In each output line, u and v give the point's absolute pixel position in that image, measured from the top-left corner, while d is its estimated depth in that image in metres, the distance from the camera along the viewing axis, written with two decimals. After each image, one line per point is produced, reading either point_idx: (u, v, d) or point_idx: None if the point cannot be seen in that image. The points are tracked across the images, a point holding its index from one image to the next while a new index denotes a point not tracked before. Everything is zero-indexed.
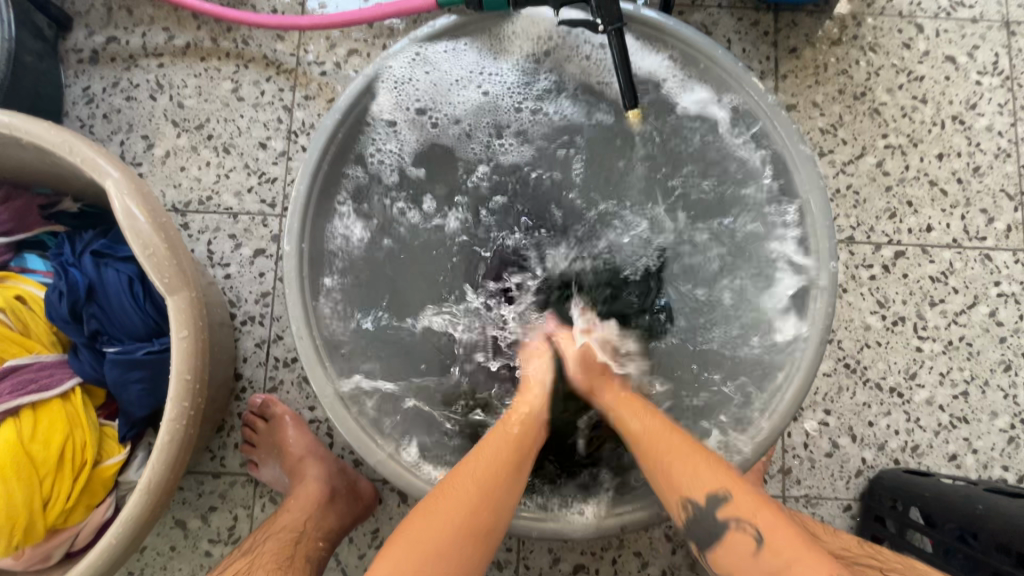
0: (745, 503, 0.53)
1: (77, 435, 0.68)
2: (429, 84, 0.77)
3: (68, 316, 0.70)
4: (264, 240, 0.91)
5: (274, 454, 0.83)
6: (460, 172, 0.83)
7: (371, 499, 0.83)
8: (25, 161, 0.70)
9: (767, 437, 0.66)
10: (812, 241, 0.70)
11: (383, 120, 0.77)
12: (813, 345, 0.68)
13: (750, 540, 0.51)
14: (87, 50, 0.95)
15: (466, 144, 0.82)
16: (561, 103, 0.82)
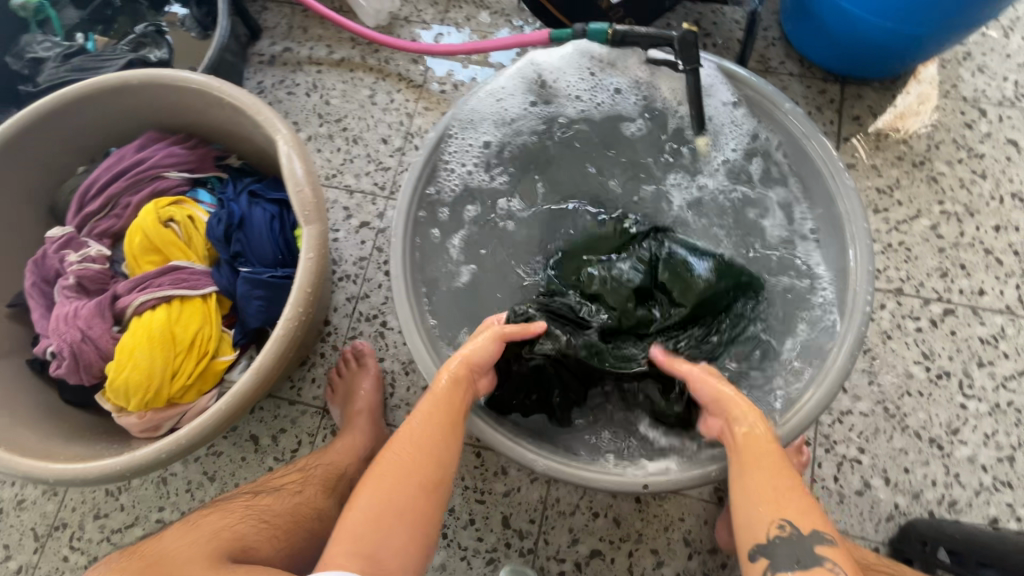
0: (842, 559, 0.57)
1: (206, 329, 0.83)
2: (533, 89, 0.92)
3: (221, 236, 0.87)
4: (370, 215, 1.08)
5: (343, 402, 0.94)
6: (547, 171, 0.94)
7: None
8: (216, 120, 0.92)
9: (811, 412, 0.72)
10: (852, 250, 0.78)
11: (493, 109, 0.90)
12: (842, 359, 0.73)
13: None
14: (268, 54, 1.21)
15: (555, 148, 0.94)
16: (646, 129, 0.94)
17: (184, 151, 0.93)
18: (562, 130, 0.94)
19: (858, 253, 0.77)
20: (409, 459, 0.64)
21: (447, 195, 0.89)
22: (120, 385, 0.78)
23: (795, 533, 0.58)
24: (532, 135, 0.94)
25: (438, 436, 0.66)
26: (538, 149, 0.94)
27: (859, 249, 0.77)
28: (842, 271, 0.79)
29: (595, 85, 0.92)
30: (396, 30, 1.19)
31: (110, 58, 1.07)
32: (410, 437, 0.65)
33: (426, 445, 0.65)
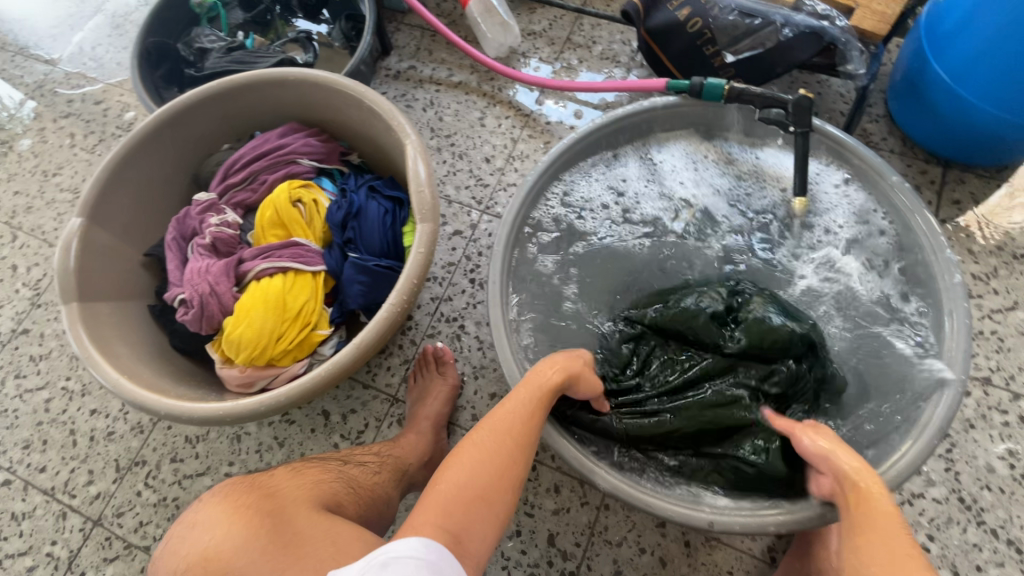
0: None
1: (311, 302, 0.91)
2: (642, 148, 1.02)
3: (339, 222, 0.96)
4: (464, 225, 1.15)
5: (412, 401, 0.99)
6: (644, 220, 1.00)
7: None
8: (351, 121, 1.03)
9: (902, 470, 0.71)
10: (948, 318, 0.79)
11: (603, 156, 1.01)
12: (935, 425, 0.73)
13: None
14: (394, 70, 1.33)
15: (654, 201, 1.01)
16: (752, 206, 0.99)
17: (318, 143, 1.03)
18: (662, 187, 1.02)
19: (954, 323, 0.79)
20: (495, 446, 0.64)
21: (546, 220, 0.97)
22: (233, 338, 0.86)
23: None
24: (641, 201, 1.01)
25: (529, 432, 0.67)
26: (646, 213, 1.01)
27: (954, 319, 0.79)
28: (938, 343, 0.80)
29: (695, 155, 1.02)
30: (513, 63, 1.29)
31: (264, 56, 1.21)
32: (503, 428, 0.66)
33: (513, 437, 0.65)
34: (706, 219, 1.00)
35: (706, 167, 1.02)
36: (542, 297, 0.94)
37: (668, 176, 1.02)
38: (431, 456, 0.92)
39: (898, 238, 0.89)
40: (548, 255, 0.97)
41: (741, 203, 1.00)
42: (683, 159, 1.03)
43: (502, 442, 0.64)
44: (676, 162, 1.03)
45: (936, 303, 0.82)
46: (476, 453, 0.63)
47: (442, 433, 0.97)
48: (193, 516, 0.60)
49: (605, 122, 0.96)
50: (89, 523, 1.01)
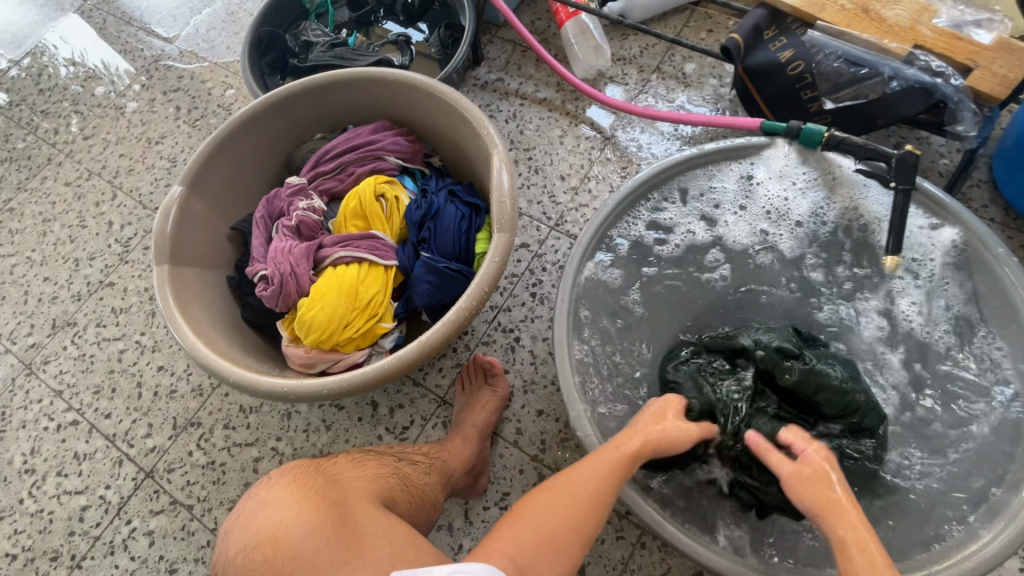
0: None
1: (380, 295, 0.93)
2: (736, 180, 0.97)
3: (416, 221, 0.99)
4: (532, 239, 1.16)
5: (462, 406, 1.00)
6: (717, 259, 0.98)
7: (480, 487, 0.94)
8: (440, 125, 1.06)
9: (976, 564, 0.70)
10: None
11: (693, 182, 0.97)
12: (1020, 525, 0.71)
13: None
14: (482, 80, 1.36)
15: (730, 240, 0.98)
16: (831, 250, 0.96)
17: (405, 142, 1.07)
18: (742, 225, 0.99)
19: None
20: (571, 497, 0.69)
21: (621, 242, 0.96)
22: (304, 320, 0.89)
23: None
24: (717, 225, 0.99)
25: (609, 489, 0.69)
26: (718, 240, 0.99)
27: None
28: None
29: (788, 196, 0.97)
30: (600, 85, 1.29)
31: (364, 54, 1.27)
32: (579, 476, 0.70)
33: (590, 492, 0.69)
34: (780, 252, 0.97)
35: (794, 198, 0.97)
36: (606, 321, 0.94)
37: (751, 200, 0.98)
38: (473, 464, 0.92)
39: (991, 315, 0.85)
40: (615, 276, 0.95)
41: (819, 255, 0.96)
42: (773, 187, 0.98)
43: (579, 496, 0.69)
44: (764, 188, 0.98)
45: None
46: (551, 501, 0.69)
47: (486, 442, 0.97)
48: (262, 493, 0.62)
49: (704, 151, 0.93)
50: (142, 474, 1.06)
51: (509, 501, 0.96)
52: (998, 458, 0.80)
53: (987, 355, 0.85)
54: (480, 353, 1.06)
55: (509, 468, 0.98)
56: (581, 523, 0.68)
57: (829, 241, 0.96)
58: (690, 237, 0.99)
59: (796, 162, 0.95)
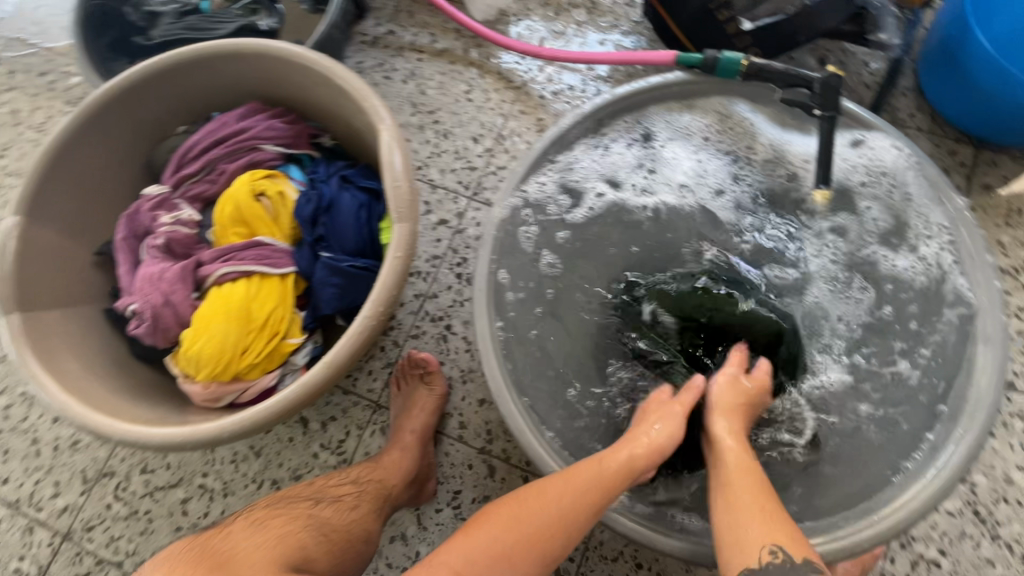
0: None
1: (280, 310, 0.82)
2: (649, 129, 0.90)
3: (308, 218, 0.86)
4: (450, 214, 1.06)
5: (398, 410, 0.93)
6: (648, 213, 0.89)
7: (428, 493, 0.90)
8: (319, 100, 0.91)
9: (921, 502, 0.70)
10: (983, 349, 0.75)
11: (605, 138, 0.89)
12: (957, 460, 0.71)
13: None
14: (371, 35, 1.19)
15: (658, 192, 0.90)
16: (763, 193, 0.89)
17: (283, 126, 0.92)
18: (668, 175, 0.90)
19: (989, 355, 0.75)
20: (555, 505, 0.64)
21: (538, 211, 0.86)
22: (192, 354, 0.77)
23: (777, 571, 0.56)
24: (638, 181, 0.90)
25: (592, 502, 0.65)
26: (644, 196, 0.90)
27: (992, 350, 0.75)
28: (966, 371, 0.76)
29: (709, 138, 0.90)
30: (503, 27, 1.15)
31: (222, 21, 1.07)
32: (569, 480, 0.66)
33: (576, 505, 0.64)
34: (709, 202, 0.89)
35: (711, 140, 0.90)
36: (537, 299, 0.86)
37: (668, 151, 0.91)
38: (415, 473, 0.87)
39: (926, 239, 0.82)
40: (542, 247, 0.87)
41: (754, 193, 0.89)
42: (688, 133, 0.91)
43: (561, 503, 0.64)
44: (678, 136, 0.91)
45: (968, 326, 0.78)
46: (522, 509, 0.65)
47: (428, 445, 0.91)
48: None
49: (606, 102, 0.86)
50: (57, 538, 0.96)
51: (462, 500, 0.91)
52: (949, 381, 0.77)
53: (931, 278, 0.81)
54: (413, 350, 0.98)
55: (457, 465, 0.94)
56: (548, 543, 0.63)
57: (757, 183, 0.89)
58: (612, 193, 0.89)
59: (704, 103, 0.90)
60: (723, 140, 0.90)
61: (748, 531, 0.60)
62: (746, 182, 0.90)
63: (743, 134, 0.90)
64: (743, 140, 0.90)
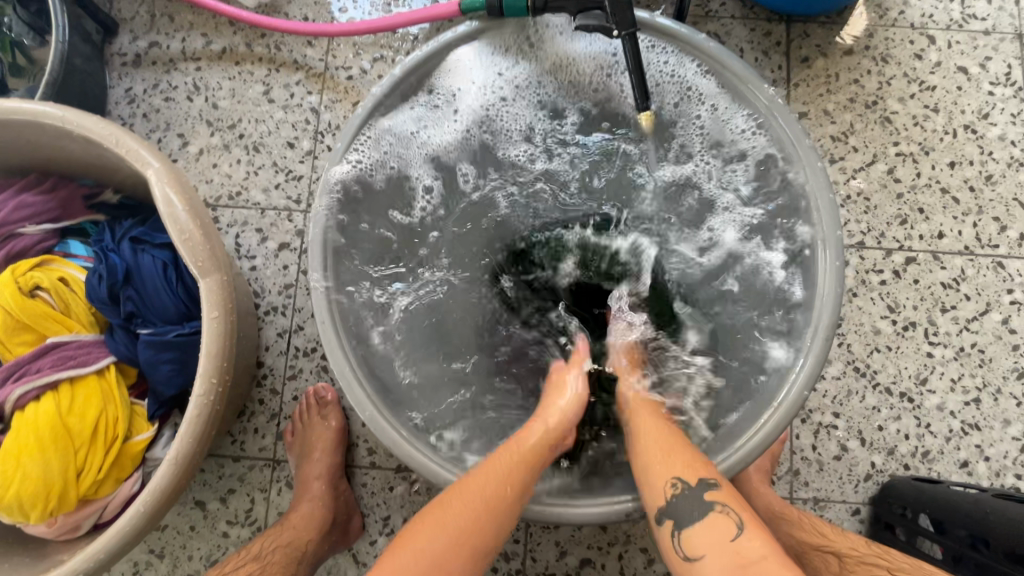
0: (730, 496, 0.58)
1: (110, 410, 0.71)
2: (466, 87, 0.80)
3: (106, 297, 0.73)
4: (289, 235, 0.95)
5: (296, 460, 0.86)
6: (494, 179, 0.85)
7: (354, 534, 0.86)
8: (73, 155, 0.75)
9: (801, 389, 0.67)
10: (822, 251, 0.70)
11: (421, 109, 0.79)
12: (820, 340, 0.68)
13: (731, 526, 0.56)
14: (131, 53, 1.01)
15: (500, 153, 0.85)
16: (581, 132, 0.85)
17: (40, 198, 0.77)
18: (502, 132, 0.84)
19: (828, 256, 0.69)
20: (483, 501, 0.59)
21: (376, 214, 0.80)
22: (11, 499, 0.66)
23: (688, 491, 0.58)
24: (455, 151, 0.83)
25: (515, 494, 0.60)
26: (464, 167, 0.84)
27: (829, 250, 0.70)
28: (810, 273, 0.72)
29: (532, 80, 0.83)
30: (282, 8, 1.00)
31: None
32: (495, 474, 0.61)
33: (499, 499, 0.59)
34: (531, 156, 0.85)
35: (518, 83, 0.82)
36: (401, 305, 0.80)
37: (476, 110, 0.83)
38: (332, 520, 0.82)
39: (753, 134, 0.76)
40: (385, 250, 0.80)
41: (594, 133, 0.85)
42: (494, 82, 0.81)
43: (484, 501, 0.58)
44: (484, 88, 0.81)
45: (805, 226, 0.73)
46: (455, 500, 0.58)
47: (341, 484, 0.86)
48: None
49: (404, 72, 0.74)
50: None
51: (392, 524, 0.87)
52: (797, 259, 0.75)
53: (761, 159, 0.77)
54: (302, 390, 0.91)
55: (378, 492, 0.89)
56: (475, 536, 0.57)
57: (574, 123, 0.85)
58: (430, 175, 0.83)
59: (515, 44, 0.80)
60: (548, 80, 0.83)
61: (680, 465, 0.60)
62: (561, 124, 0.85)
63: (548, 68, 0.82)
64: (547, 76, 0.82)
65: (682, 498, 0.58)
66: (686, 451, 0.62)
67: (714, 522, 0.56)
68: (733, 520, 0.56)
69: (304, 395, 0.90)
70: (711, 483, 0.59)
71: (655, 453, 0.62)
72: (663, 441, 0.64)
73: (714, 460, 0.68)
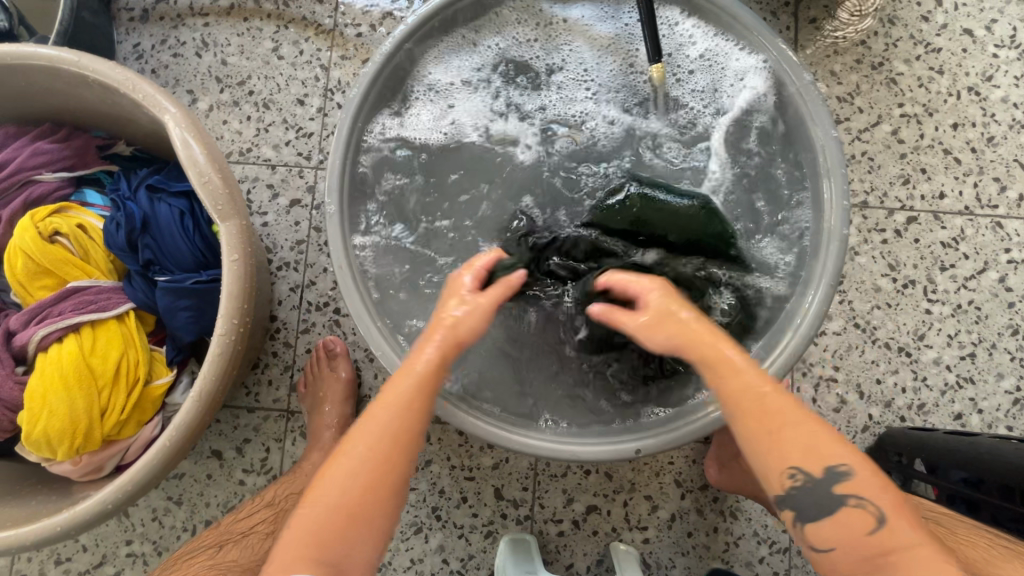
0: (868, 484, 0.50)
1: (131, 354, 0.72)
2: (483, 46, 0.82)
3: (125, 245, 0.75)
4: (300, 192, 0.96)
5: (310, 410, 0.88)
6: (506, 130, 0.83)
7: None
8: (88, 103, 0.76)
9: (812, 319, 0.69)
10: (827, 184, 0.72)
11: (433, 65, 0.81)
12: (832, 262, 0.70)
13: (869, 521, 0.49)
14: (139, 9, 1.00)
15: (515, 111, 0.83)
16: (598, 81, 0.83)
17: (55, 146, 0.78)
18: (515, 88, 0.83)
19: (833, 188, 0.71)
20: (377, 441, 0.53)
21: (391, 165, 0.80)
22: (39, 436, 0.68)
23: (809, 482, 0.50)
24: (468, 101, 0.82)
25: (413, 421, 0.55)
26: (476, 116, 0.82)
27: (836, 187, 0.71)
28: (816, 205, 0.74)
29: (547, 39, 0.83)
30: None
31: None
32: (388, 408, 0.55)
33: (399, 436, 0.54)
34: (546, 107, 0.83)
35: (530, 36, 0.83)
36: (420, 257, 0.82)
37: (489, 61, 0.83)
38: None
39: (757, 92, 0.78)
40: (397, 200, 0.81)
41: (612, 82, 0.83)
42: (505, 36, 0.83)
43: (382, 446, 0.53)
44: (495, 41, 0.83)
45: (810, 162, 0.75)
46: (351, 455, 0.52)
47: None
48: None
49: (421, 18, 0.75)
50: None
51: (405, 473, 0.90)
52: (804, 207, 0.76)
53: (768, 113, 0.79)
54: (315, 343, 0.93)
55: None
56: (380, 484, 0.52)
57: (590, 71, 0.83)
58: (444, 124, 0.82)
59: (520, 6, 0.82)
60: (562, 40, 0.83)
61: (800, 443, 0.51)
62: (578, 74, 0.83)
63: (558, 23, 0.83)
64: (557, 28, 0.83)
65: (807, 488, 0.50)
66: (811, 422, 0.52)
67: (846, 518, 0.49)
68: (872, 516, 0.49)
69: (314, 348, 0.92)
70: (840, 470, 0.50)
71: (771, 440, 0.51)
72: (751, 398, 0.53)
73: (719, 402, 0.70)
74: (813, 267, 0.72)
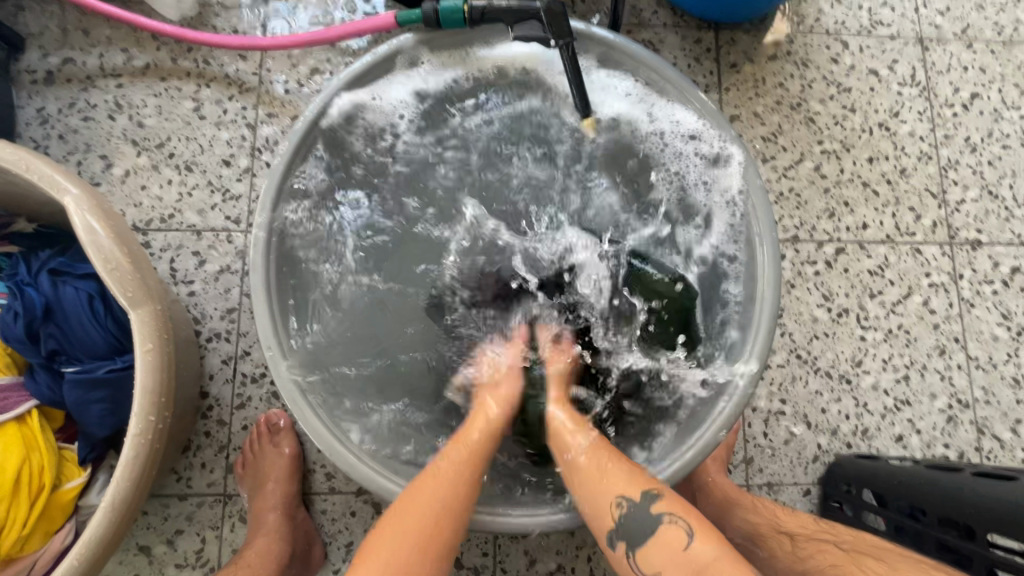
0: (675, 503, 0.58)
1: (35, 458, 0.65)
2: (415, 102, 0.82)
3: (24, 336, 0.68)
4: (228, 257, 0.90)
5: (251, 490, 0.82)
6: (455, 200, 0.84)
7: (317, 564, 0.83)
8: None
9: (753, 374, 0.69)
10: (760, 248, 0.73)
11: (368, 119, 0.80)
12: (766, 318, 0.71)
13: (681, 535, 0.56)
14: (42, 70, 0.93)
15: (455, 171, 0.84)
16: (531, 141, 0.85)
17: None
18: (448, 146, 0.85)
19: (765, 253, 0.73)
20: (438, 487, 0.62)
21: (331, 225, 0.79)
22: None
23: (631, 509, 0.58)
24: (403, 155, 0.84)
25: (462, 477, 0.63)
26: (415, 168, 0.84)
27: (767, 247, 0.73)
28: (751, 269, 0.75)
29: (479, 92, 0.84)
30: (209, 20, 0.96)
31: None
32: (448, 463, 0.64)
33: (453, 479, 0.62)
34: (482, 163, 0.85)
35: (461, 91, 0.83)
36: (362, 322, 0.79)
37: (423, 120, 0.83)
38: (291, 552, 0.79)
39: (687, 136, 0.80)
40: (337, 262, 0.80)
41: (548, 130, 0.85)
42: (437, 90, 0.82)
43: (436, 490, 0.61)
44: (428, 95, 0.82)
45: (743, 222, 0.76)
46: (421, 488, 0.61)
47: (298, 514, 0.83)
48: None
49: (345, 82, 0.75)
50: None
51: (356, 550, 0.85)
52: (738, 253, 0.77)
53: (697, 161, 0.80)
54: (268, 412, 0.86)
55: (339, 518, 0.86)
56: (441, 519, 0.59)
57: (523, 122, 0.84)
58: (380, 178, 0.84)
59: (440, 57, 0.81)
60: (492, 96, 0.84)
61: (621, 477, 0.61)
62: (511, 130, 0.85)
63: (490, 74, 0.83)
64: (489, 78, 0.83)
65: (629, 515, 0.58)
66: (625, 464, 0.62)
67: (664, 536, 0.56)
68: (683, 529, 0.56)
69: (254, 424, 0.86)
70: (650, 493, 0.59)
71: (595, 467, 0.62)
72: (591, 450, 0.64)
73: (672, 457, 0.68)
74: (750, 321, 0.73)
